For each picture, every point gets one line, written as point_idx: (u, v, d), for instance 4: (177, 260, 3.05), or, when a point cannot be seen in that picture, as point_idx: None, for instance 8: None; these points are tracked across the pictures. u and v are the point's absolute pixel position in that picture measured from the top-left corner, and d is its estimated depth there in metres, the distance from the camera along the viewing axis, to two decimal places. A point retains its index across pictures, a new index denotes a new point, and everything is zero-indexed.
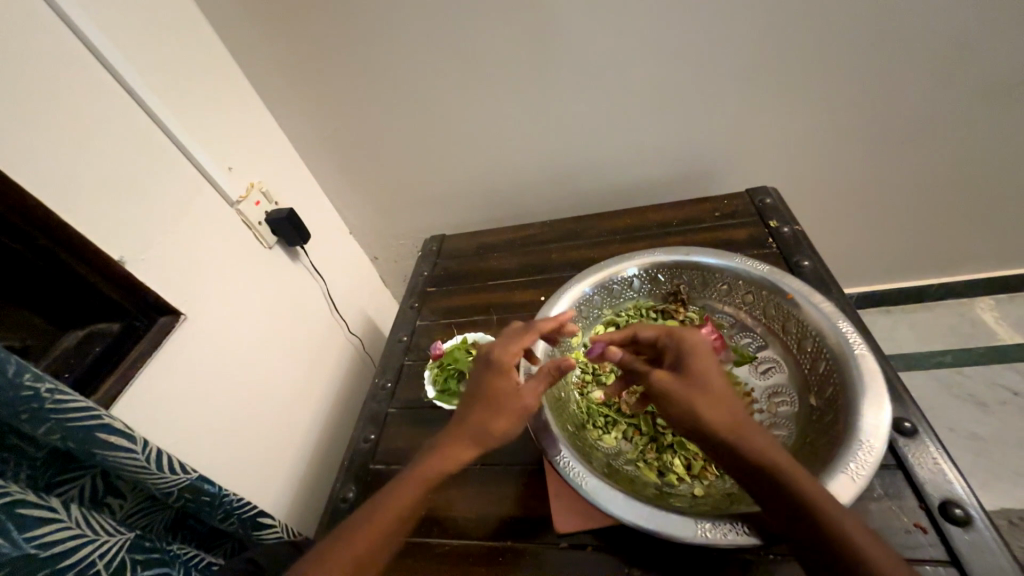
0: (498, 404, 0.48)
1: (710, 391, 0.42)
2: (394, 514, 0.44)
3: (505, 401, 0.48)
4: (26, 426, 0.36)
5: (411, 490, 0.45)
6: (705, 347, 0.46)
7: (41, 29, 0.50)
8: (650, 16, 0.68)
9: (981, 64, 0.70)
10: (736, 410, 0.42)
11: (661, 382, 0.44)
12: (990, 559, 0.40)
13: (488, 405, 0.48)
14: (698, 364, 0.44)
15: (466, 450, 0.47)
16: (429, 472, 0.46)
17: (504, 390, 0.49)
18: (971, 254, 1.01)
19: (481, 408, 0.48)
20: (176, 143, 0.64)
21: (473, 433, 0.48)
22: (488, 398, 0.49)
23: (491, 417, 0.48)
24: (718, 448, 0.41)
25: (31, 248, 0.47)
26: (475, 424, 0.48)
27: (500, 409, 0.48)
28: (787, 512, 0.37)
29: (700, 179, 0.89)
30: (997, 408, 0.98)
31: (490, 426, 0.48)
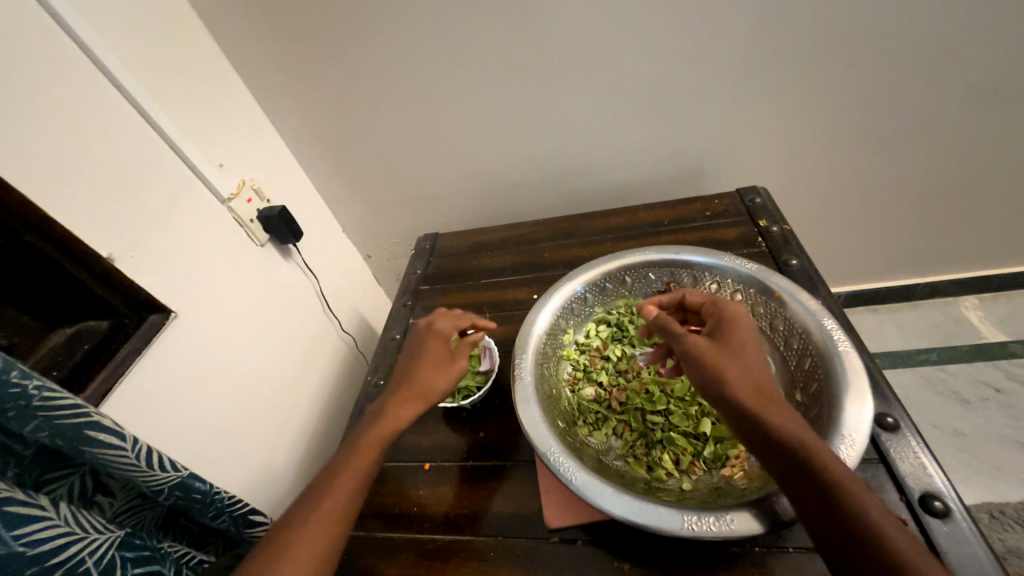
0: (440, 366, 0.56)
1: (738, 355, 0.46)
2: (355, 474, 0.48)
3: (447, 364, 0.57)
4: (14, 424, 0.36)
5: (367, 452, 0.50)
6: (745, 320, 0.49)
7: (34, 28, 0.50)
8: (642, 16, 0.69)
9: (964, 69, 0.71)
10: (762, 377, 0.45)
11: (694, 342, 0.48)
12: (967, 549, 0.42)
13: (431, 369, 0.56)
14: (735, 333, 0.48)
15: (414, 408, 0.53)
16: (377, 435, 0.51)
17: (443, 355, 0.58)
18: (956, 254, 1.03)
19: (423, 372, 0.56)
20: (167, 140, 0.64)
21: (418, 392, 0.54)
22: (428, 362, 0.56)
23: (434, 377, 0.55)
24: (734, 404, 0.43)
25: (17, 244, 0.47)
26: (416, 384, 0.55)
27: (436, 366, 0.56)
28: (793, 475, 0.38)
29: (693, 178, 0.90)
30: (980, 405, 1.00)
31: (433, 384, 0.55)
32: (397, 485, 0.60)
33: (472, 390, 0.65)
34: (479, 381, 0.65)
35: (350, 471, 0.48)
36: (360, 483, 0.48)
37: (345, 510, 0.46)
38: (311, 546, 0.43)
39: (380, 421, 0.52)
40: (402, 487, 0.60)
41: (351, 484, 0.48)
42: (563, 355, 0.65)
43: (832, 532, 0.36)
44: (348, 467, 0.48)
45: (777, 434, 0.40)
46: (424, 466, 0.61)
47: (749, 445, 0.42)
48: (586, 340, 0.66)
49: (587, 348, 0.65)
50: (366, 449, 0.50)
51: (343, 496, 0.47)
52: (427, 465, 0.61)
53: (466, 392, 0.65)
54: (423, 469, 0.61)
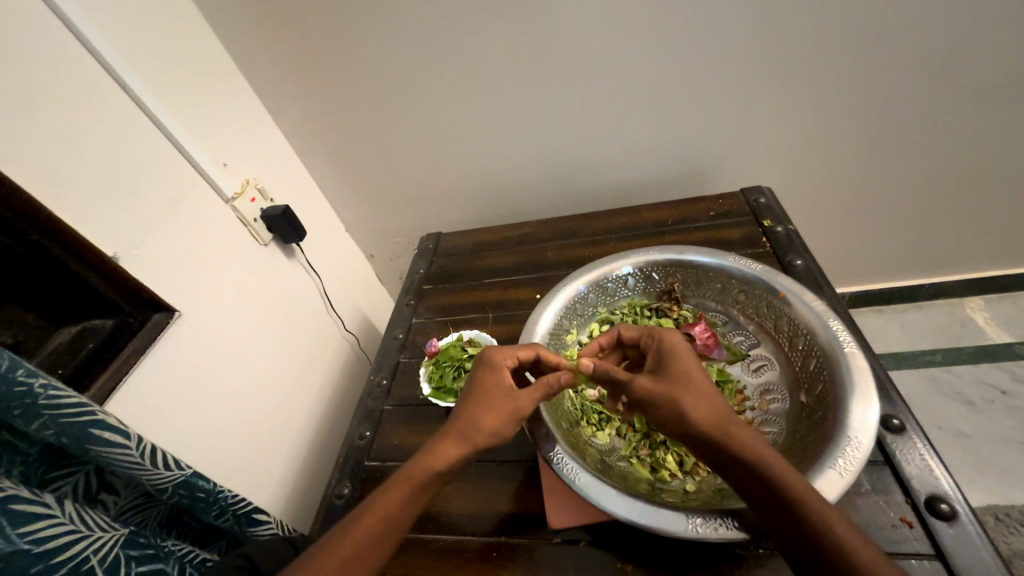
0: (492, 401, 0.48)
1: (691, 388, 0.44)
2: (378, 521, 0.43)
3: (498, 399, 0.48)
4: (19, 422, 0.36)
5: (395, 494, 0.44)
6: (686, 351, 0.47)
7: (42, 31, 0.50)
8: (646, 15, 0.68)
9: (969, 69, 0.71)
10: (717, 406, 0.43)
11: (642, 384, 0.46)
12: (973, 552, 0.41)
13: (479, 404, 0.48)
14: (678, 365, 0.46)
15: (454, 450, 0.46)
16: (413, 476, 0.45)
17: (497, 390, 0.49)
18: (962, 255, 1.03)
19: (472, 407, 0.48)
20: (172, 141, 0.64)
21: (458, 431, 0.47)
22: (481, 397, 0.49)
23: (480, 414, 0.47)
24: (699, 442, 0.42)
25: (22, 243, 0.47)
26: (465, 428, 0.47)
27: (486, 408, 0.48)
28: (769, 508, 0.38)
29: (697, 178, 0.90)
30: (985, 406, 0.99)
31: (480, 424, 0.47)
32: None
33: None
34: None
35: (373, 517, 0.43)
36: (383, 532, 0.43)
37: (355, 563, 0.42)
38: None
39: (419, 458, 0.46)
40: None
41: (370, 530, 0.43)
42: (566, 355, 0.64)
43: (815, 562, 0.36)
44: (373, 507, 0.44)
45: (748, 468, 0.39)
46: None
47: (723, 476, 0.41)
48: (589, 340, 0.66)
49: None
50: (399, 489, 0.44)
51: (352, 544, 0.42)
52: None
53: None
54: None
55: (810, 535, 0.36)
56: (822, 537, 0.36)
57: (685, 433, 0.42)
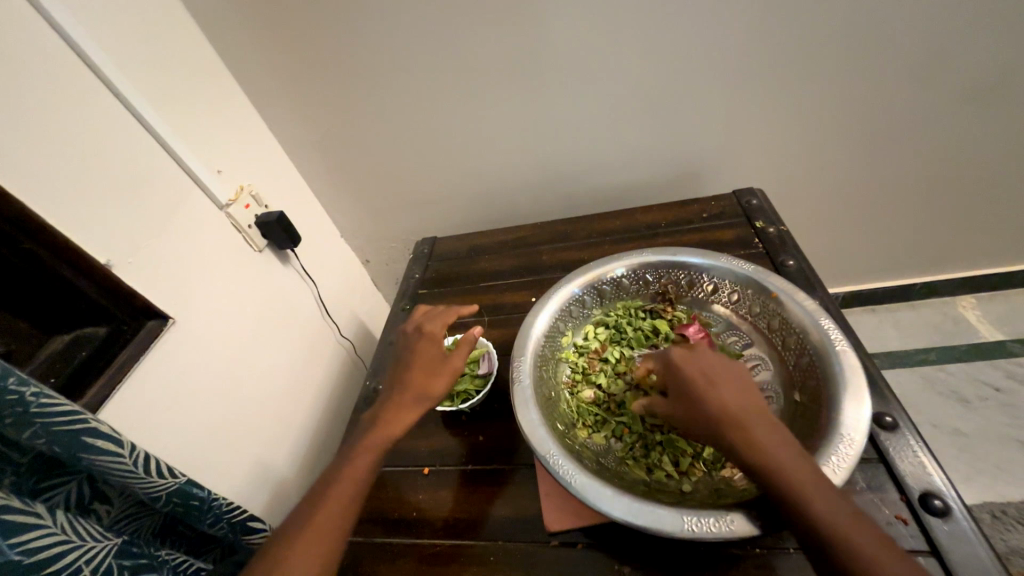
0: (429, 366, 0.56)
1: (682, 397, 0.45)
2: (350, 484, 0.48)
3: (438, 362, 0.56)
4: (11, 430, 0.35)
5: (362, 460, 0.49)
6: (680, 356, 0.47)
7: (35, 40, 0.50)
8: (637, 20, 0.69)
9: (954, 71, 0.72)
10: (705, 412, 0.42)
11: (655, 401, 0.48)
12: (968, 548, 0.41)
13: (420, 370, 0.56)
14: (671, 372, 0.46)
15: (412, 409, 0.53)
16: (376, 440, 0.51)
17: (433, 352, 0.57)
18: (953, 254, 1.04)
19: (417, 370, 0.56)
20: (166, 149, 0.64)
21: (410, 395, 0.54)
22: (417, 364, 0.56)
23: (429, 377, 0.55)
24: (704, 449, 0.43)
25: (14, 251, 0.47)
26: (414, 390, 0.54)
27: (431, 370, 0.56)
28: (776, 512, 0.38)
29: (689, 181, 0.91)
30: (980, 404, 1.00)
31: (429, 384, 0.55)
32: (397, 489, 0.60)
33: (471, 394, 0.65)
34: (478, 385, 0.65)
35: (343, 484, 0.48)
36: (354, 493, 0.48)
37: (343, 520, 0.46)
38: (311, 547, 0.44)
39: (375, 426, 0.52)
40: (402, 492, 0.59)
41: (349, 491, 0.48)
42: (562, 357, 0.64)
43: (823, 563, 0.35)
44: (345, 474, 0.48)
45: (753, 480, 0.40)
46: (423, 470, 0.61)
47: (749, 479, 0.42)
48: (585, 342, 0.65)
49: (586, 351, 0.65)
50: (364, 455, 0.50)
51: (338, 507, 0.46)
52: (427, 469, 0.61)
53: (465, 396, 0.65)
54: (422, 473, 0.60)
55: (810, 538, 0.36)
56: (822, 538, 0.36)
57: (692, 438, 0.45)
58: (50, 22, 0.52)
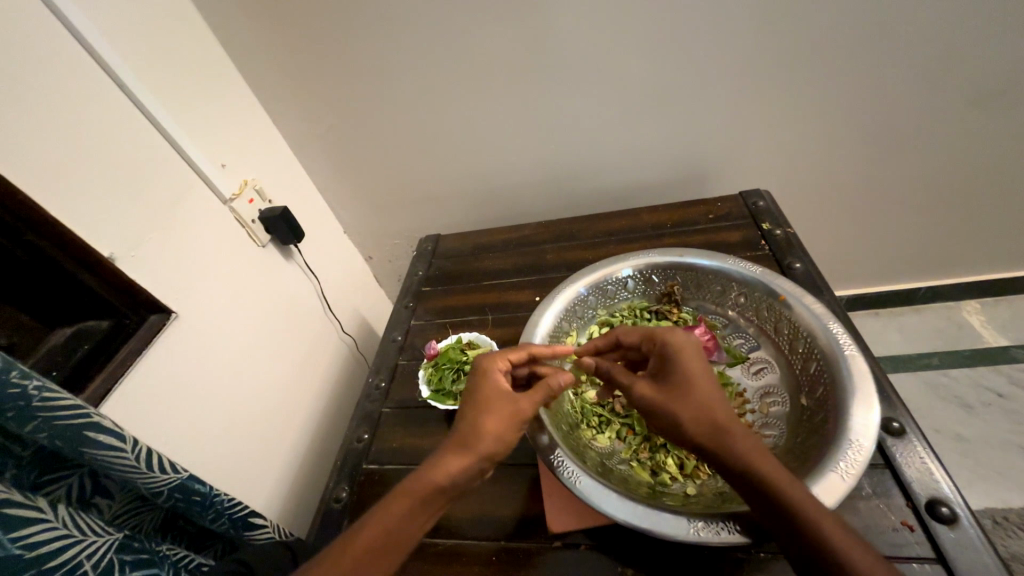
0: (489, 406, 0.46)
1: (689, 394, 0.44)
2: (371, 541, 0.40)
3: (498, 396, 0.47)
4: (13, 424, 0.35)
5: (395, 511, 0.41)
6: (690, 355, 0.46)
7: (40, 32, 0.50)
8: (646, 18, 0.68)
9: (965, 74, 0.71)
10: (711, 409, 0.42)
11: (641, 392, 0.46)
12: (975, 556, 0.41)
13: (481, 406, 0.46)
14: (679, 369, 0.45)
15: (459, 456, 0.43)
16: (413, 489, 0.42)
17: (497, 390, 0.47)
18: (958, 259, 1.03)
19: (475, 407, 0.46)
20: (170, 141, 0.64)
21: (462, 435, 0.44)
22: (478, 401, 0.46)
23: (486, 416, 0.45)
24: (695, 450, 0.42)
25: (18, 243, 0.47)
26: (467, 433, 0.44)
27: (490, 412, 0.45)
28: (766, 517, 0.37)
29: (696, 182, 0.90)
30: (983, 409, 1.00)
31: (485, 429, 0.44)
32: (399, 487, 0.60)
33: None
34: None
35: (363, 537, 0.40)
36: (374, 553, 0.39)
37: None
38: None
39: (423, 469, 0.43)
40: None
41: (365, 551, 0.39)
42: None
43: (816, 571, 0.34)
44: (373, 523, 0.40)
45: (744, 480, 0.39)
46: None
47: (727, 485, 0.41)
48: None
49: None
50: (397, 504, 0.41)
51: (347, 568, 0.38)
52: None
53: None
54: None
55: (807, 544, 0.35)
56: (819, 545, 0.35)
57: (680, 439, 0.43)
58: (58, 14, 0.52)
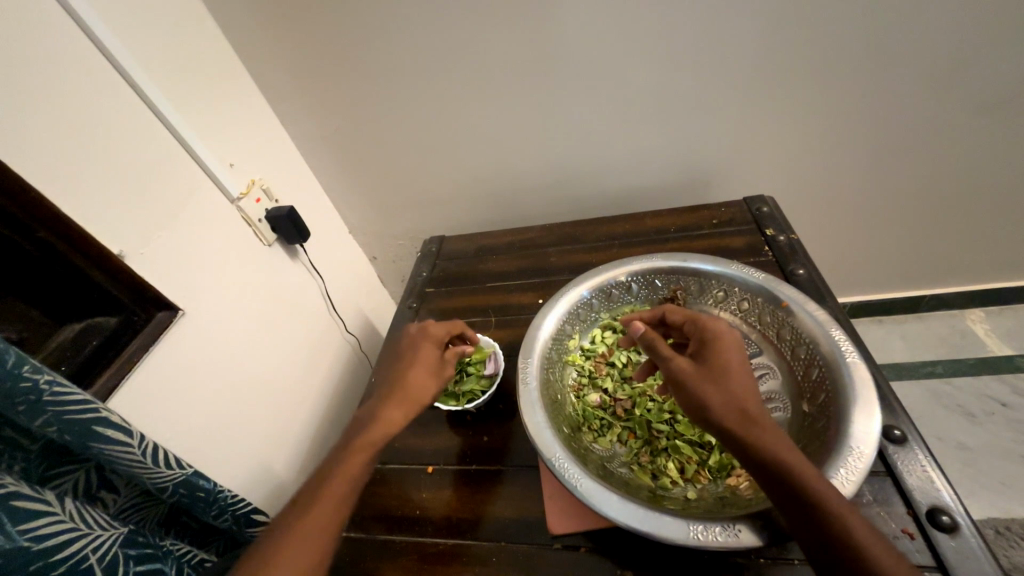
0: (422, 364, 0.57)
1: (724, 376, 0.45)
2: (340, 482, 0.48)
3: (424, 359, 0.58)
4: (23, 418, 0.36)
5: (360, 455, 0.50)
6: (730, 339, 0.48)
7: (55, 32, 0.51)
8: (652, 24, 0.69)
9: (970, 83, 0.72)
10: (746, 394, 0.44)
11: (678, 366, 0.47)
12: (975, 565, 0.41)
13: (415, 366, 0.57)
14: (717, 351, 0.47)
15: (407, 407, 0.54)
16: (370, 438, 0.51)
17: (428, 352, 0.59)
18: (963, 267, 1.03)
19: (412, 367, 0.57)
20: (179, 140, 0.64)
21: (405, 391, 0.54)
22: (414, 363, 0.57)
23: (422, 376, 0.56)
24: (718, 431, 0.43)
25: (30, 239, 0.47)
26: (409, 388, 0.55)
27: (427, 369, 0.57)
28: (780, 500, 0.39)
29: (700, 186, 0.90)
30: (986, 419, 0.99)
31: (420, 384, 0.55)
32: (400, 487, 0.60)
33: (476, 394, 0.64)
34: (483, 386, 0.65)
35: (334, 482, 0.48)
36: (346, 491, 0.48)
37: (332, 517, 0.46)
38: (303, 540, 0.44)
39: (369, 426, 0.52)
40: (404, 489, 0.60)
41: (340, 489, 0.47)
42: (569, 360, 0.65)
43: (824, 552, 0.36)
44: (342, 469, 0.49)
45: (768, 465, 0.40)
46: (427, 469, 0.61)
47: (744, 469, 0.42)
48: (592, 346, 0.66)
49: (593, 354, 0.65)
50: (355, 455, 0.50)
51: (330, 503, 0.46)
52: (430, 468, 0.61)
53: (470, 396, 0.64)
54: (425, 472, 0.61)
55: (818, 528, 0.37)
56: (831, 529, 0.36)
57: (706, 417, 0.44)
58: (71, 14, 0.52)
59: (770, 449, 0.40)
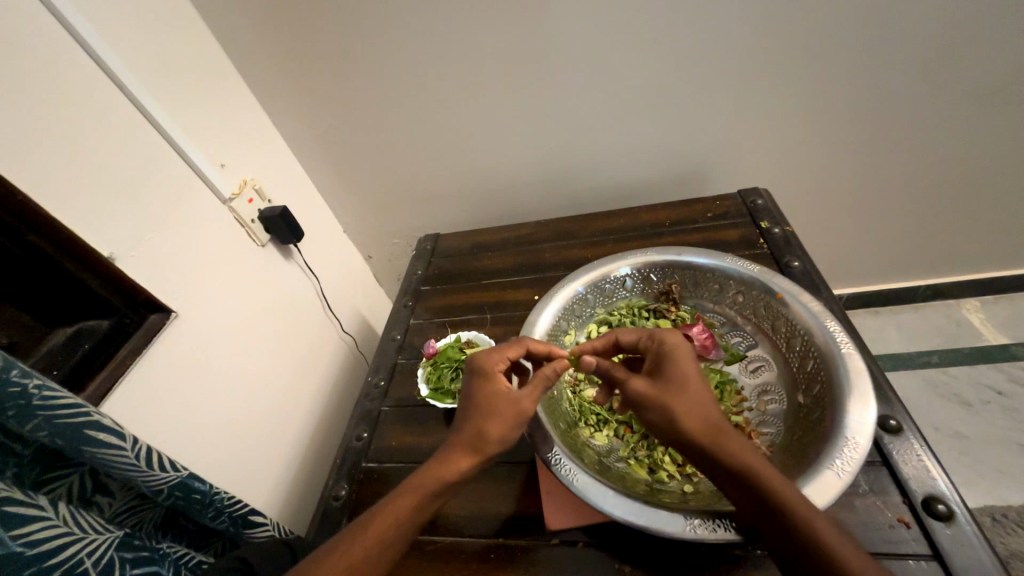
0: (488, 408, 0.47)
1: (683, 390, 0.44)
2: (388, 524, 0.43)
3: (500, 404, 0.47)
4: (13, 423, 0.35)
5: (412, 496, 0.44)
6: (685, 353, 0.46)
7: (40, 34, 0.50)
8: (644, 17, 0.68)
9: (964, 73, 0.71)
10: (707, 409, 0.42)
11: (637, 387, 0.45)
12: (970, 553, 0.41)
13: (481, 409, 0.47)
14: (673, 366, 0.45)
15: (464, 455, 0.46)
16: (428, 479, 0.45)
17: (497, 392, 0.48)
18: (957, 258, 1.03)
19: (477, 412, 0.47)
20: (169, 141, 0.64)
21: (468, 437, 0.46)
22: (482, 404, 0.47)
23: (483, 425, 0.46)
24: (687, 448, 0.42)
25: (18, 243, 0.47)
26: (471, 434, 0.46)
27: (496, 416, 0.47)
28: (752, 512, 0.38)
29: (694, 180, 0.90)
30: (983, 408, 1.00)
31: (488, 432, 0.46)
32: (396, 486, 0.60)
33: None
34: None
35: (378, 523, 0.43)
36: (389, 539, 0.43)
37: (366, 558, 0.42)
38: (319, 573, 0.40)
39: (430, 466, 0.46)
40: None
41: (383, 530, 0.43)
42: None
43: (798, 564, 0.36)
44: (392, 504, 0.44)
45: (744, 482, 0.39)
46: None
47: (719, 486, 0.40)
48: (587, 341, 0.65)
49: None
50: (405, 498, 0.44)
51: (367, 545, 0.42)
52: None
53: None
54: None
55: (793, 539, 0.36)
56: (804, 539, 0.36)
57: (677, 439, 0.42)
58: (60, 19, 0.52)
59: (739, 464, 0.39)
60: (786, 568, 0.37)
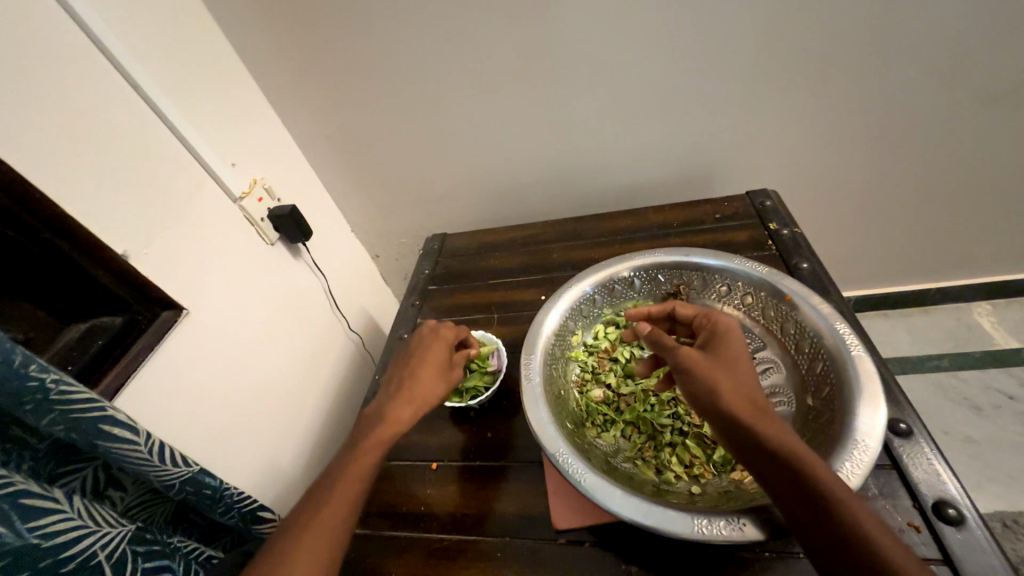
0: (427, 367, 0.57)
1: (733, 366, 0.46)
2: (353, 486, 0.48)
3: (436, 363, 0.58)
4: (30, 416, 0.36)
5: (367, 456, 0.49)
6: (738, 334, 0.49)
7: (57, 36, 0.51)
8: (653, 18, 0.68)
9: (976, 75, 0.71)
10: (750, 386, 0.45)
11: (687, 356, 0.47)
12: (981, 558, 0.41)
13: (420, 368, 0.57)
14: (726, 344, 0.48)
15: (410, 407, 0.53)
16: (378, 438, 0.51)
17: (434, 355, 0.58)
18: (968, 261, 1.02)
19: (418, 371, 0.56)
20: (182, 141, 0.65)
21: (411, 391, 0.55)
22: (421, 365, 0.57)
23: (424, 381, 0.55)
24: (725, 416, 0.43)
25: (34, 240, 0.48)
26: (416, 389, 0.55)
27: (437, 371, 0.57)
28: (776, 484, 0.39)
29: (703, 181, 0.90)
30: (993, 412, 0.99)
31: (429, 385, 0.55)
32: (403, 484, 0.60)
33: (479, 391, 0.65)
34: (487, 382, 0.65)
35: (344, 486, 0.47)
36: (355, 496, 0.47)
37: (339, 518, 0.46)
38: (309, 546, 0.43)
39: (378, 425, 0.52)
40: (409, 487, 0.60)
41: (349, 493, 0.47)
42: (572, 356, 0.65)
43: (818, 536, 0.36)
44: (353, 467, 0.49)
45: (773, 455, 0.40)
46: (431, 466, 0.61)
47: (742, 460, 0.41)
48: (595, 342, 0.66)
49: (596, 350, 0.65)
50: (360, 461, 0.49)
51: (338, 508, 0.46)
52: (434, 465, 0.61)
53: (474, 393, 0.64)
54: (429, 468, 0.61)
55: (817, 513, 0.37)
56: (829, 514, 0.37)
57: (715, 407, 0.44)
58: (78, 22, 0.53)
59: (773, 437, 0.41)
60: (803, 540, 0.37)
